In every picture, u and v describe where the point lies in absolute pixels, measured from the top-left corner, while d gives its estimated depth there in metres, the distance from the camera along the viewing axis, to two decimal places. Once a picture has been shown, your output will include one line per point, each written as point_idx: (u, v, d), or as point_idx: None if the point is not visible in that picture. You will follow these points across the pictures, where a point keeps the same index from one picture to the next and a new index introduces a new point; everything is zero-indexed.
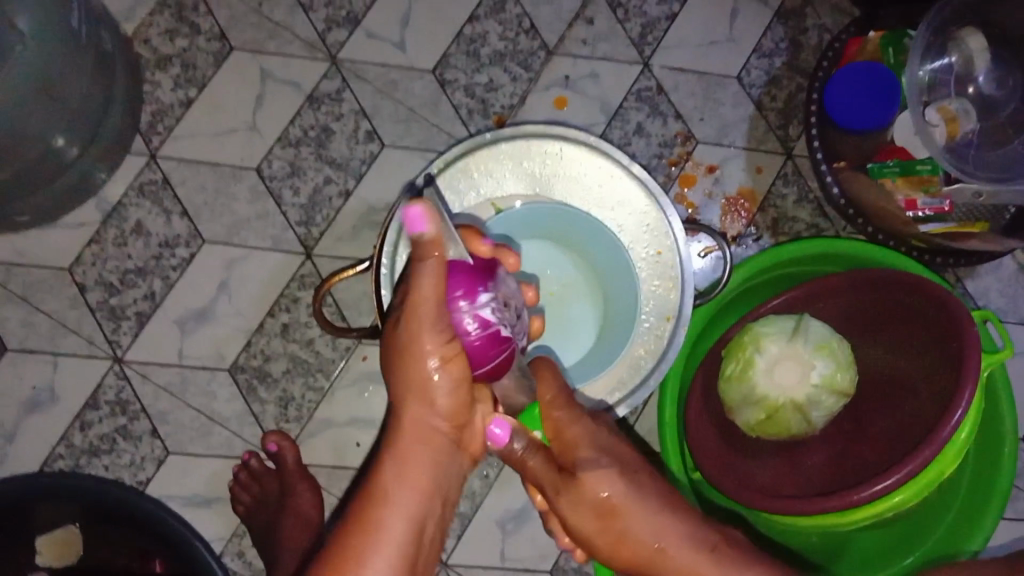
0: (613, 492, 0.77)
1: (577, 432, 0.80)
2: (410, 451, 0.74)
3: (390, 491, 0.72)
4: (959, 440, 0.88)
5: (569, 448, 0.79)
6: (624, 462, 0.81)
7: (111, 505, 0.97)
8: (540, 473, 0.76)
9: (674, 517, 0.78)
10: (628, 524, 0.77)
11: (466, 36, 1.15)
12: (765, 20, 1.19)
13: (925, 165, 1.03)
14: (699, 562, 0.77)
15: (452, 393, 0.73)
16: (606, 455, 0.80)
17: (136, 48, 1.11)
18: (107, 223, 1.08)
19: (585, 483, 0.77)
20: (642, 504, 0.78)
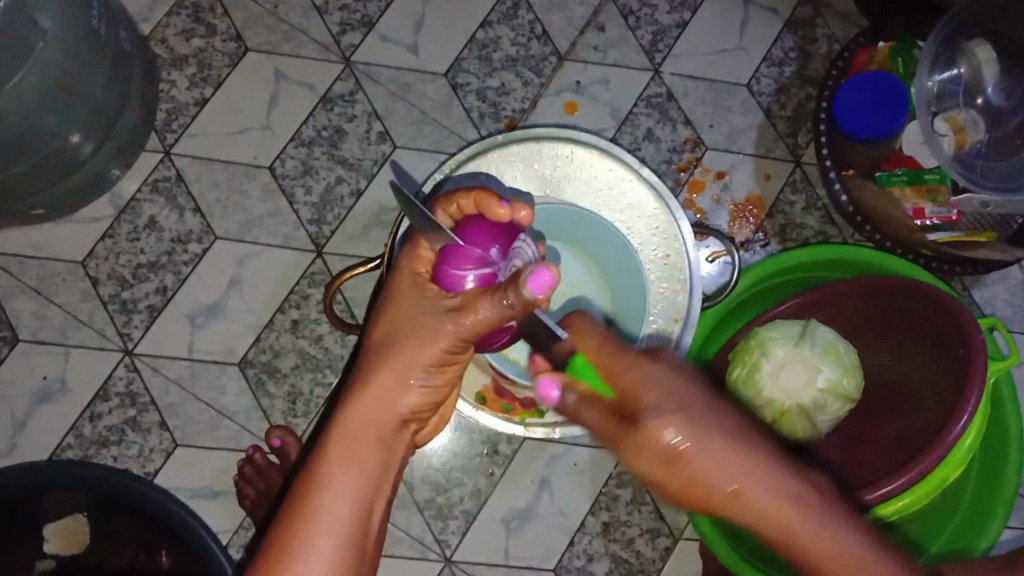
0: (676, 434, 0.57)
1: (635, 377, 0.60)
2: (367, 438, 0.67)
3: (337, 474, 0.64)
4: (964, 446, 0.88)
5: (624, 393, 0.60)
6: (693, 402, 0.59)
7: (122, 495, 0.98)
8: (597, 424, 0.62)
9: (753, 456, 0.58)
10: (705, 468, 0.57)
11: (478, 41, 1.16)
12: (775, 29, 1.20)
13: (932, 174, 1.06)
14: (791, 514, 0.57)
15: (427, 391, 0.70)
16: (670, 392, 0.59)
17: (154, 47, 1.13)
18: (122, 217, 1.10)
19: (644, 434, 0.58)
20: (712, 450, 0.57)
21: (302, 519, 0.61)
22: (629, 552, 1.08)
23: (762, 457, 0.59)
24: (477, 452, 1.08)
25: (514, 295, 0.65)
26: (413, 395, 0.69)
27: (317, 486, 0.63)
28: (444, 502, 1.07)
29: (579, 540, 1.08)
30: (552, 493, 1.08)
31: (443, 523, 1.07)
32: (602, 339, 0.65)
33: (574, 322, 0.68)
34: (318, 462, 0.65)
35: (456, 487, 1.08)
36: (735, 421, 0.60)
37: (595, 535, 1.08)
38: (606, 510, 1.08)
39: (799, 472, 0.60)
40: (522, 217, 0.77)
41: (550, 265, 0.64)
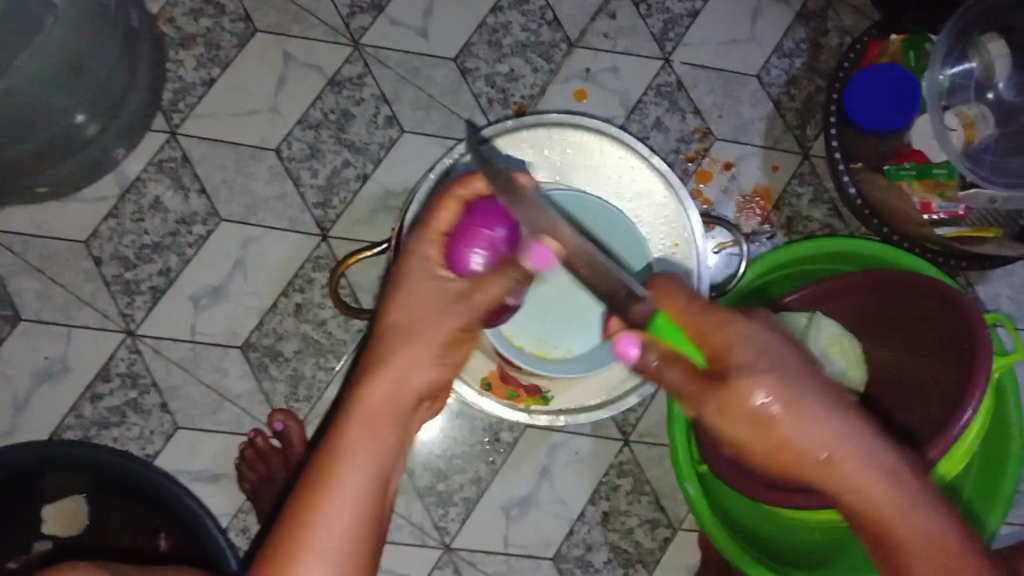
0: (778, 406, 0.57)
1: (735, 348, 0.58)
2: (379, 427, 0.63)
3: (345, 466, 0.61)
4: (967, 442, 0.86)
5: (720, 361, 0.58)
6: (793, 371, 0.58)
7: (126, 476, 0.98)
8: (682, 386, 0.60)
9: (852, 434, 0.60)
10: (798, 433, 0.58)
11: (488, 26, 1.15)
12: (787, 20, 1.19)
13: (941, 169, 1.04)
14: (874, 484, 0.61)
15: (439, 373, 0.67)
16: (772, 362, 0.58)
17: (161, 26, 1.12)
18: (126, 197, 1.10)
19: (744, 405, 0.57)
20: (811, 416, 0.58)
21: (309, 513, 0.59)
22: (629, 542, 1.08)
23: (855, 435, 0.60)
24: (478, 440, 1.08)
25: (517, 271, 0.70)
26: (423, 379, 0.65)
27: (329, 476, 0.61)
28: (445, 489, 1.07)
29: (579, 530, 1.08)
30: (554, 481, 1.08)
31: (443, 510, 1.07)
32: (694, 302, 0.60)
33: (663, 289, 0.61)
34: (335, 446, 0.62)
35: (458, 475, 1.07)
36: (830, 394, 0.60)
37: (595, 525, 1.08)
38: (606, 500, 1.08)
39: (886, 435, 0.62)
40: None
41: (548, 240, 0.68)
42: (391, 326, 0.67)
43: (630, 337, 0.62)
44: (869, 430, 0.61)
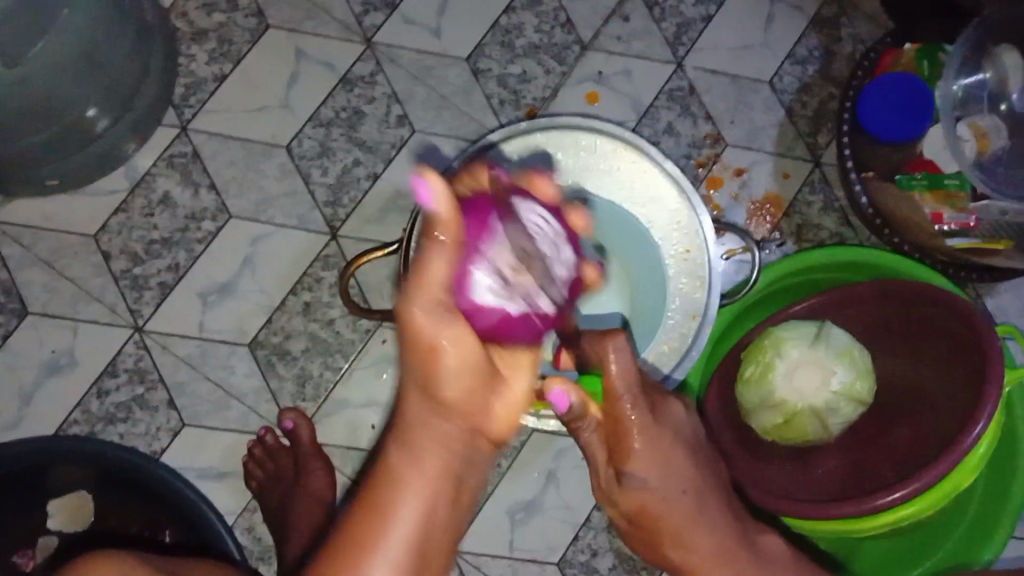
0: (652, 505, 0.75)
1: (641, 446, 0.73)
2: (422, 440, 0.64)
3: (401, 481, 0.64)
4: (978, 452, 0.88)
5: (622, 449, 0.74)
6: (679, 480, 0.76)
7: (133, 474, 1.00)
8: (594, 446, 0.77)
9: (714, 539, 0.77)
10: (684, 539, 0.77)
11: (502, 27, 1.15)
12: (800, 27, 1.19)
13: (952, 180, 1.03)
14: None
15: (462, 375, 0.62)
16: (664, 473, 0.75)
17: (173, 20, 1.11)
18: (135, 192, 1.09)
19: (627, 494, 0.76)
20: (684, 527, 0.76)
21: (363, 534, 0.63)
22: None
23: (722, 535, 0.77)
24: None
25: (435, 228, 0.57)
26: (450, 389, 0.63)
27: (383, 497, 0.64)
28: None
29: (584, 534, 1.08)
30: (559, 485, 1.08)
31: None
32: (626, 379, 0.72)
33: (607, 351, 0.71)
34: (379, 482, 0.65)
35: None
36: (707, 500, 0.78)
37: (600, 529, 1.08)
38: None
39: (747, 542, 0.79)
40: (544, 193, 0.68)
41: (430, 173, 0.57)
42: (400, 338, 0.62)
43: (566, 393, 0.71)
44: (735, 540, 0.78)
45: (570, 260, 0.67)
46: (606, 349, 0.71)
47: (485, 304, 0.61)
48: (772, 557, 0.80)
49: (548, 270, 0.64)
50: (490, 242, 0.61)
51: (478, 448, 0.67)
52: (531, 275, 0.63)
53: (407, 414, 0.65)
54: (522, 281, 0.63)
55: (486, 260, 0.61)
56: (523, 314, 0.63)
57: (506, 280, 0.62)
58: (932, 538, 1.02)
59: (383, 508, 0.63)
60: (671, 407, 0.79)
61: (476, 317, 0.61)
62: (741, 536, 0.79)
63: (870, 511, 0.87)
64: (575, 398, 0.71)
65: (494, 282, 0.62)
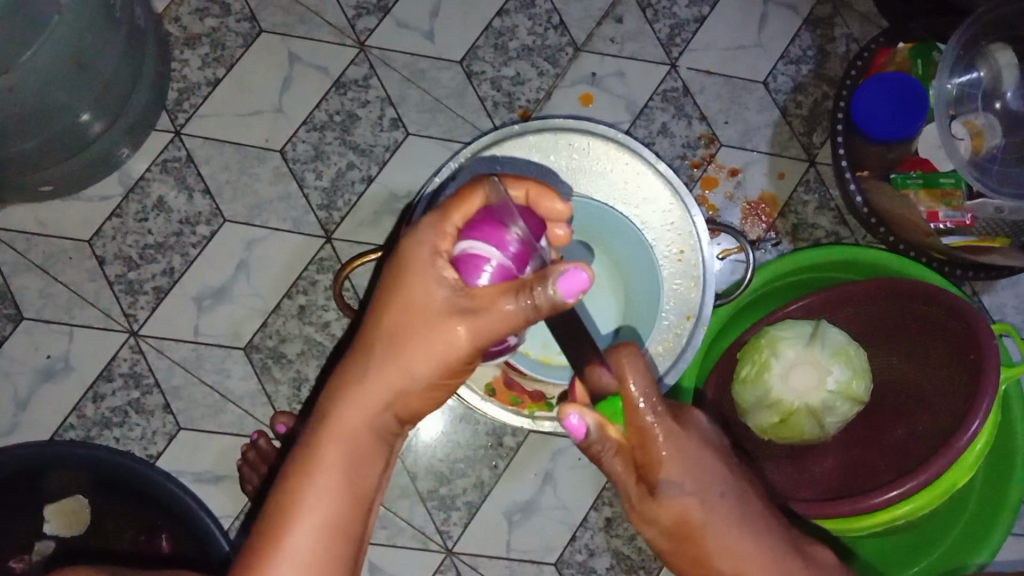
0: (694, 512, 0.70)
1: (668, 452, 0.70)
2: (370, 432, 0.65)
3: (335, 466, 0.64)
4: (975, 450, 0.87)
5: (652, 460, 0.70)
6: (715, 481, 0.72)
7: (133, 479, 0.99)
8: (620, 471, 0.72)
9: (753, 538, 0.72)
10: (723, 544, 0.72)
11: (495, 29, 1.15)
12: (793, 27, 1.19)
13: (948, 178, 1.03)
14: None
15: (437, 395, 0.67)
16: (698, 473, 0.71)
17: (167, 25, 1.12)
18: (130, 197, 1.09)
19: (664, 505, 0.70)
20: (724, 527, 0.71)
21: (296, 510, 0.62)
22: (631, 547, 1.07)
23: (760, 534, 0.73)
24: (481, 444, 1.08)
25: (544, 302, 0.59)
26: (418, 398, 0.65)
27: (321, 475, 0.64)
28: (447, 493, 1.07)
29: (581, 535, 1.07)
30: (556, 486, 1.07)
31: (445, 514, 1.07)
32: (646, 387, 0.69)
33: (626, 366, 0.68)
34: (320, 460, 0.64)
35: (459, 479, 1.07)
36: (746, 503, 0.74)
37: (598, 530, 1.07)
38: (609, 505, 1.08)
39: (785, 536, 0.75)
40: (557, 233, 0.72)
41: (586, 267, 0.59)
42: (399, 330, 0.63)
43: (581, 416, 0.68)
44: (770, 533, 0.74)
45: None
46: (625, 367, 0.68)
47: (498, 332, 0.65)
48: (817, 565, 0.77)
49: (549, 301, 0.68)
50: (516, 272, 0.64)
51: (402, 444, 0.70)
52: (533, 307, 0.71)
53: (365, 402, 0.65)
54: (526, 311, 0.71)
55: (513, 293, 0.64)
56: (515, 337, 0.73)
57: None
58: (931, 534, 1.01)
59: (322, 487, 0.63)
60: (692, 414, 0.76)
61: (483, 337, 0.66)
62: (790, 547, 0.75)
63: (869, 509, 0.87)
64: (591, 421, 0.68)
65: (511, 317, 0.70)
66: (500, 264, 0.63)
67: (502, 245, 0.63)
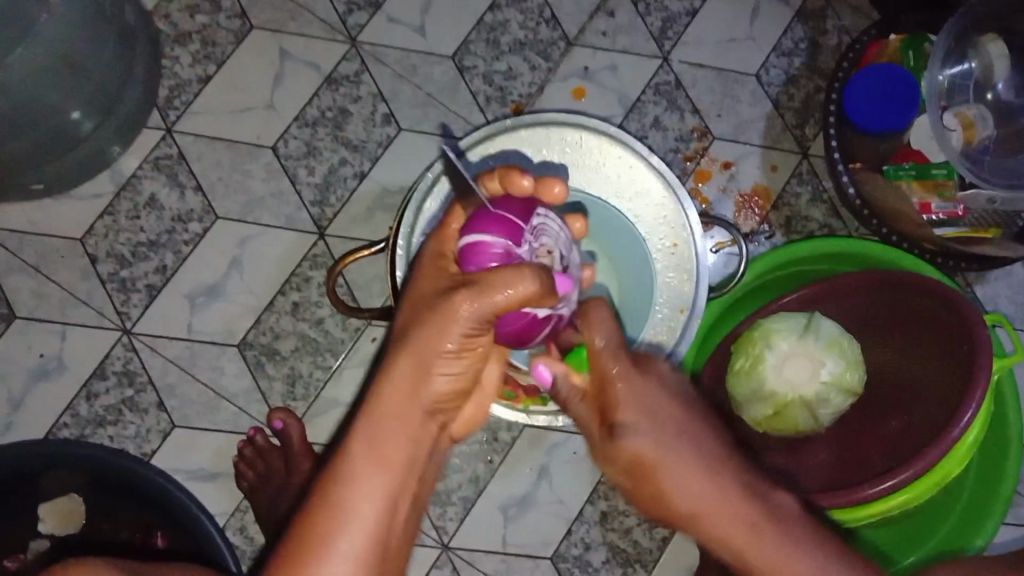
0: (646, 451, 0.65)
1: (621, 391, 0.67)
2: (389, 432, 0.61)
3: (362, 471, 0.60)
4: (967, 441, 0.87)
5: (608, 399, 0.67)
6: (668, 422, 0.67)
7: (150, 492, 0.99)
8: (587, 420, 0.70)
9: (718, 487, 0.66)
10: (697, 491, 0.65)
11: (487, 24, 1.15)
12: (785, 19, 1.19)
13: (939, 169, 1.04)
14: (746, 538, 0.65)
15: (458, 379, 0.64)
16: (653, 414, 0.67)
17: (157, 22, 1.11)
18: (122, 195, 1.09)
19: (619, 447, 0.66)
20: (691, 467, 0.65)
21: (324, 521, 0.58)
22: (627, 541, 1.08)
23: (730, 486, 0.66)
24: (476, 439, 1.08)
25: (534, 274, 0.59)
26: (440, 383, 0.62)
27: (346, 492, 0.60)
28: (443, 489, 1.07)
29: (577, 529, 1.07)
30: (552, 480, 1.07)
31: (441, 509, 1.07)
32: (614, 343, 0.67)
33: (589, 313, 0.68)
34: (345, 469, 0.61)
35: (455, 474, 1.07)
36: (706, 446, 0.67)
37: (593, 524, 1.08)
38: (604, 499, 1.08)
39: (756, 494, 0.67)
40: (552, 194, 0.73)
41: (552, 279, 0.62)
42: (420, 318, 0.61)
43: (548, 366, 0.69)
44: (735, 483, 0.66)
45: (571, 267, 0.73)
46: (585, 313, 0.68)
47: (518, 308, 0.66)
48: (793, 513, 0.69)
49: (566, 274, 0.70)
50: (522, 251, 0.65)
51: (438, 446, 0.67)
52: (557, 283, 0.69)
53: (384, 398, 0.62)
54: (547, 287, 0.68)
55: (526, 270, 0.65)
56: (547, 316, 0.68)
57: None
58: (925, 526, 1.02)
59: (346, 503, 0.59)
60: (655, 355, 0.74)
61: (508, 321, 0.67)
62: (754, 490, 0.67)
63: (863, 500, 0.87)
64: (557, 371, 0.69)
65: None
66: (506, 246, 0.65)
67: (512, 232, 0.65)
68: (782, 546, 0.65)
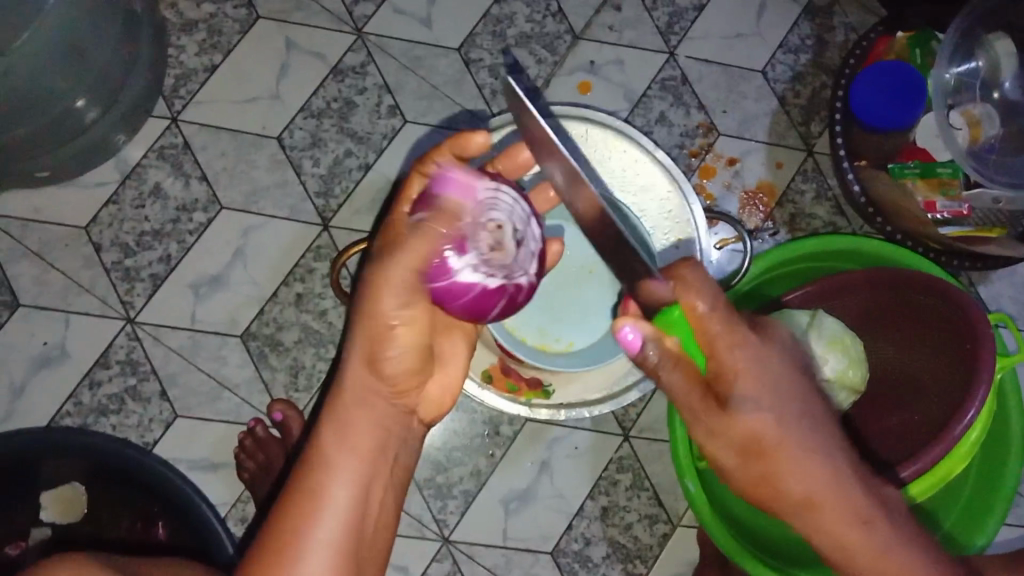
0: (769, 432, 0.63)
1: (742, 366, 0.63)
2: (353, 416, 0.68)
3: (334, 459, 0.67)
4: (969, 439, 0.87)
5: (725, 373, 0.63)
6: (791, 401, 0.65)
7: (152, 481, 1.00)
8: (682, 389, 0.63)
9: (829, 470, 0.66)
10: (812, 472, 0.65)
11: (493, 17, 1.15)
12: (792, 16, 1.18)
13: (945, 168, 1.03)
14: (844, 518, 0.67)
15: (407, 356, 0.67)
16: (773, 391, 0.64)
17: (163, 11, 1.11)
18: (126, 184, 1.09)
19: (734, 423, 0.63)
20: (811, 458, 0.65)
21: (298, 507, 0.65)
22: (627, 536, 1.08)
23: (836, 467, 0.67)
24: (478, 432, 1.08)
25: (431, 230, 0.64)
26: (390, 364, 0.67)
27: (315, 476, 0.66)
28: (444, 481, 1.07)
29: (578, 523, 1.08)
30: (553, 474, 1.08)
31: (442, 502, 1.07)
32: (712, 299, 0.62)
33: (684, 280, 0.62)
34: (319, 454, 0.67)
35: (456, 467, 1.07)
36: (819, 427, 0.66)
37: (594, 518, 1.08)
38: (605, 494, 1.08)
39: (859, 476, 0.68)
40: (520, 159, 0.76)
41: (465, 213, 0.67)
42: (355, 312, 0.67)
43: (638, 329, 0.60)
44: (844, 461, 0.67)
45: (536, 233, 0.71)
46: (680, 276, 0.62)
47: (463, 281, 0.66)
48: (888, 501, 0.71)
49: (522, 245, 0.69)
50: (457, 223, 0.66)
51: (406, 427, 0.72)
52: (508, 250, 0.67)
53: (344, 387, 0.68)
54: (497, 255, 0.67)
55: (463, 240, 0.65)
56: (500, 287, 0.68)
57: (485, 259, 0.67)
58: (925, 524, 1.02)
59: (315, 486, 0.66)
60: (771, 325, 0.68)
61: (456, 295, 0.66)
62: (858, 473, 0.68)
63: None
64: (646, 332, 0.60)
65: (473, 262, 0.66)
66: (444, 223, 0.65)
67: (450, 208, 0.66)
68: (876, 530, 0.68)
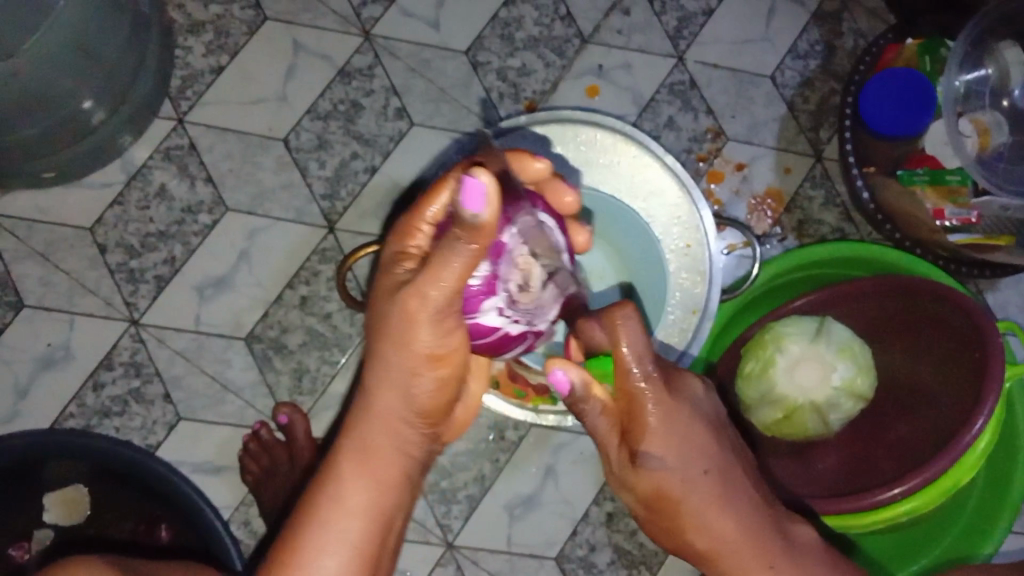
0: (669, 487, 0.70)
1: (654, 424, 0.69)
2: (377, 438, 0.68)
3: (348, 479, 0.67)
4: (978, 449, 0.87)
5: (637, 426, 0.69)
6: (696, 458, 0.71)
7: (151, 480, 1.00)
8: (602, 428, 0.71)
9: (733, 523, 0.72)
10: (723, 523, 0.72)
11: (501, 20, 1.14)
12: (801, 21, 1.18)
13: (954, 175, 1.00)
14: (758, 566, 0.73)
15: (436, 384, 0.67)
16: (682, 449, 0.70)
17: (172, 12, 1.10)
18: (131, 184, 1.08)
19: (642, 475, 0.71)
20: (720, 513, 0.72)
21: (312, 529, 0.64)
22: (632, 543, 1.07)
23: (746, 518, 0.72)
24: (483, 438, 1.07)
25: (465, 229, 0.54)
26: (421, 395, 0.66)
27: (330, 498, 0.66)
28: (448, 487, 1.06)
29: (582, 529, 1.07)
30: (558, 480, 1.07)
31: (446, 507, 1.06)
32: (640, 356, 0.67)
33: (619, 325, 0.66)
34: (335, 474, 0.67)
35: (461, 472, 1.07)
36: (731, 482, 0.73)
37: (599, 525, 1.07)
38: (611, 499, 1.07)
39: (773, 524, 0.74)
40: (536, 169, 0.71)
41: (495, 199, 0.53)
42: (378, 331, 0.64)
43: (567, 372, 0.66)
44: (760, 512, 0.74)
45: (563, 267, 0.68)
46: (616, 324, 0.66)
47: (486, 323, 0.63)
48: (806, 551, 0.76)
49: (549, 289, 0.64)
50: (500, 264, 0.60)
51: (428, 450, 0.72)
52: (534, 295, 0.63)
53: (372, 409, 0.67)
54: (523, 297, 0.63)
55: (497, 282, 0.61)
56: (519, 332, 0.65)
57: (513, 298, 0.62)
58: (933, 532, 1.01)
59: (331, 510, 0.65)
60: (689, 383, 0.74)
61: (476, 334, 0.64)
62: (771, 523, 0.74)
63: (869, 505, 0.87)
64: (575, 377, 0.66)
65: (497, 305, 0.62)
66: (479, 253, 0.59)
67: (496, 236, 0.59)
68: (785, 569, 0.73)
